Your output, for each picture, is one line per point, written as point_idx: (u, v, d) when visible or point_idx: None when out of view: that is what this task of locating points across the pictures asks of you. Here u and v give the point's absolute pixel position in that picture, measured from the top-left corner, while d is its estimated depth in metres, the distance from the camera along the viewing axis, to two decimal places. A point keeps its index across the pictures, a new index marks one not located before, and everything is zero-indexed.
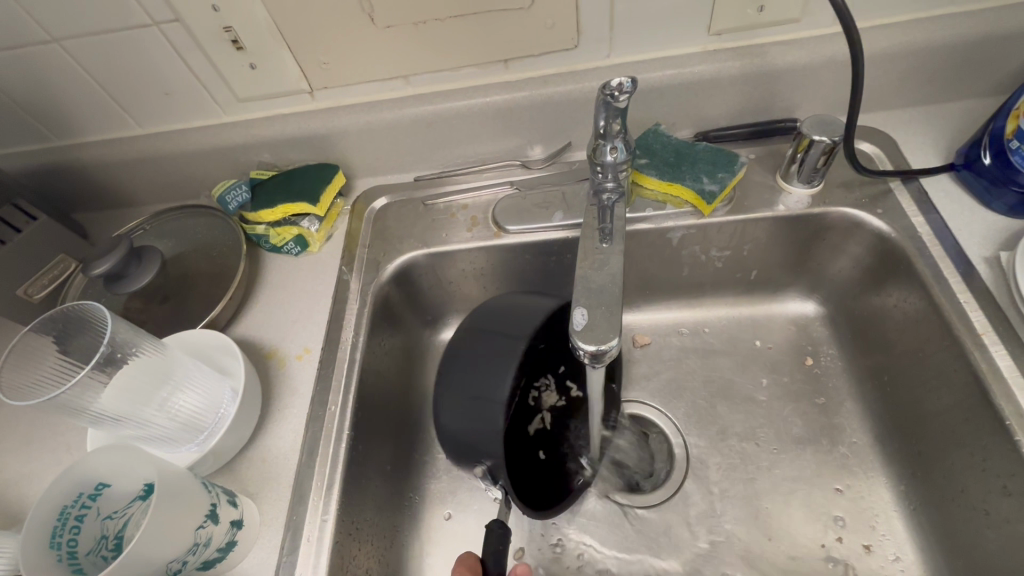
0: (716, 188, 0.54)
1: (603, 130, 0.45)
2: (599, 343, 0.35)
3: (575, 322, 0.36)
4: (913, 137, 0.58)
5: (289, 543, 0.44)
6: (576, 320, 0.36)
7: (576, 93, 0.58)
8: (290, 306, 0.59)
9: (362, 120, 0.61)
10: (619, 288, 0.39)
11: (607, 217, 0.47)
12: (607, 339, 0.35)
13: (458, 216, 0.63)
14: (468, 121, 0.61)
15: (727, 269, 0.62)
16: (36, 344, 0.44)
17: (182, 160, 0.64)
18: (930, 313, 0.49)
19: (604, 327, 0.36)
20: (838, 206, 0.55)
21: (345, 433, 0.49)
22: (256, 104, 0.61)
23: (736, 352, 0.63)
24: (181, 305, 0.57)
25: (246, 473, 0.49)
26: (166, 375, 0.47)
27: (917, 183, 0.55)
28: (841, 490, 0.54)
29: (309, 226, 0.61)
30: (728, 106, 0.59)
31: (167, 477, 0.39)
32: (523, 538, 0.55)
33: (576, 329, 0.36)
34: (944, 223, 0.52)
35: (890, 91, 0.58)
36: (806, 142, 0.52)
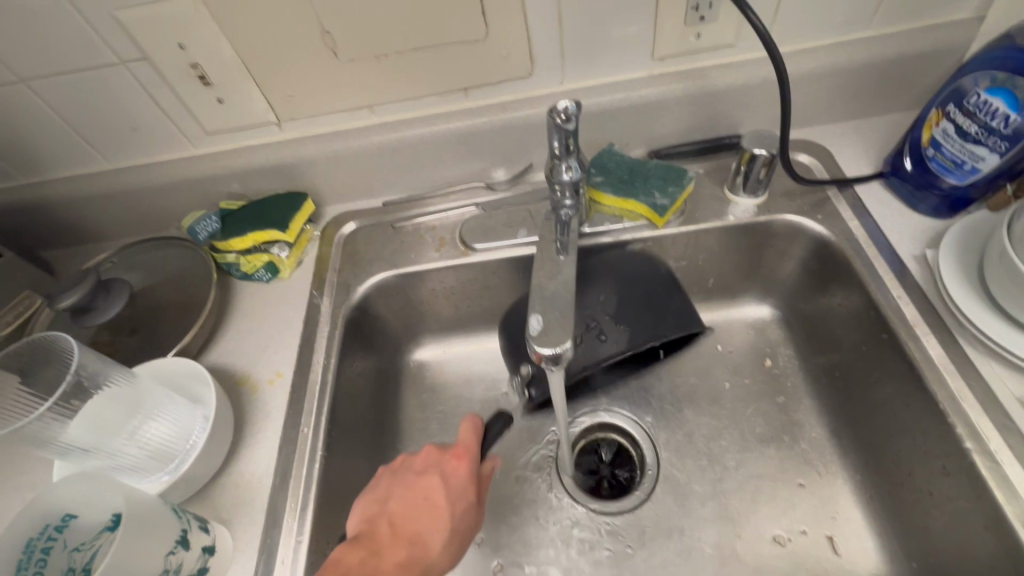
0: (667, 202, 0.58)
1: (558, 150, 0.48)
2: (555, 346, 0.37)
3: (532, 327, 0.38)
4: (845, 149, 0.63)
5: (264, 566, 0.44)
6: (533, 325, 0.39)
7: (534, 116, 0.61)
8: (262, 331, 0.60)
9: (330, 149, 0.63)
10: (572, 296, 0.41)
11: (567, 232, 0.51)
12: (562, 342, 0.37)
13: (426, 237, 0.65)
14: (433, 147, 0.63)
15: (685, 278, 0.65)
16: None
17: (151, 193, 0.65)
18: (870, 308, 0.53)
19: (559, 330, 0.38)
20: (782, 214, 0.59)
21: (318, 453, 0.50)
22: (224, 136, 0.62)
23: (700, 357, 0.66)
24: (150, 336, 0.58)
25: (218, 499, 0.48)
26: (137, 403, 0.47)
27: (851, 190, 0.59)
28: (803, 484, 0.56)
29: (279, 252, 0.63)
30: (676, 125, 0.63)
31: (135, 504, 0.39)
32: (501, 553, 0.56)
33: (533, 333, 0.38)
34: (877, 225, 0.56)
35: (822, 108, 0.62)
36: (747, 156, 0.56)
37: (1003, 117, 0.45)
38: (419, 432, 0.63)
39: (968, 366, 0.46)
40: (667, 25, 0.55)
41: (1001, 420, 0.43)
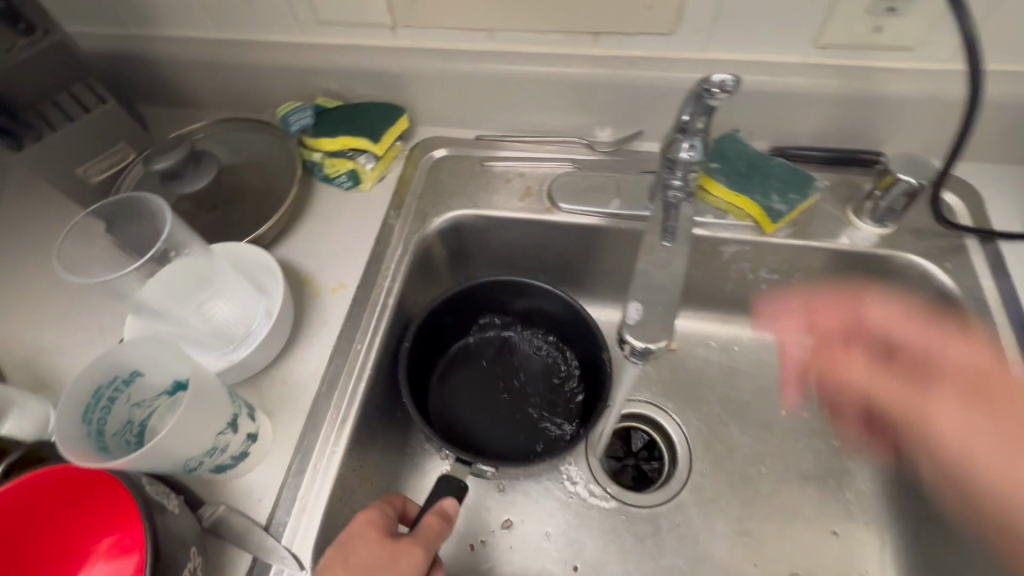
0: (783, 209, 0.53)
1: (685, 125, 0.43)
2: (649, 341, 0.39)
3: (630, 316, 0.41)
4: (1001, 196, 0.55)
5: (298, 465, 0.46)
6: (631, 315, 0.41)
7: (661, 81, 0.56)
8: (332, 238, 0.59)
9: (438, 67, 0.59)
10: (677, 290, 0.42)
11: (671, 216, 0.47)
12: (657, 339, 0.39)
13: (513, 184, 0.62)
14: (543, 89, 0.59)
15: (771, 293, 0.61)
16: (90, 227, 0.45)
17: (251, 71, 0.64)
18: None
19: (656, 325, 0.40)
20: (906, 252, 0.53)
21: (366, 372, 0.50)
22: (336, 29, 0.59)
23: (761, 377, 0.63)
24: (227, 216, 0.59)
25: (265, 391, 0.50)
26: (207, 280, 0.48)
27: (994, 245, 0.52)
28: (837, 533, 0.54)
29: (365, 162, 0.61)
30: (814, 125, 0.56)
31: (198, 380, 0.40)
32: (514, 510, 0.57)
33: (630, 322, 0.41)
34: (1013, 292, 0.50)
35: (991, 144, 0.54)
36: (889, 179, 0.50)
37: None
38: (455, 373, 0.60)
39: None
40: (847, 9, 0.48)
41: None
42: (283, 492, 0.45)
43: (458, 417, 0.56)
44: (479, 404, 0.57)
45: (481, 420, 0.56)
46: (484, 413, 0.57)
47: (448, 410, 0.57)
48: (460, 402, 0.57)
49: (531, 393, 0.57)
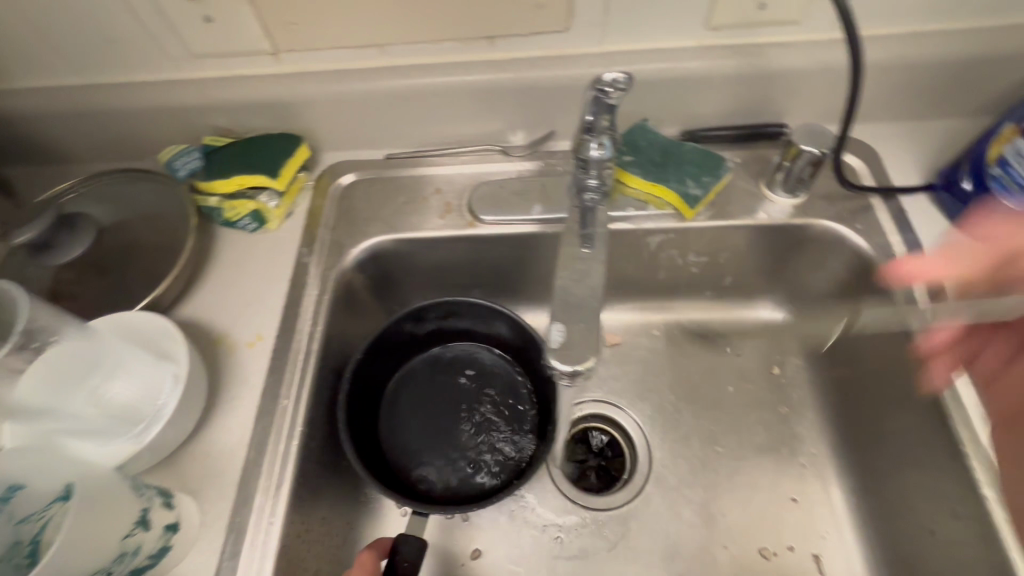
0: (699, 193, 0.53)
1: (590, 124, 0.44)
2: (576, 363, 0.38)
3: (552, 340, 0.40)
4: (897, 152, 0.57)
5: (231, 546, 0.42)
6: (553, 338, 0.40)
7: (562, 79, 0.55)
8: (243, 287, 0.55)
9: (330, 90, 0.56)
10: (595, 303, 0.42)
11: (589, 222, 0.48)
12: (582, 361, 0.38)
13: (431, 200, 0.59)
14: (445, 99, 0.57)
15: (702, 275, 0.61)
16: None
17: (125, 118, 0.58)
18: (898, 333, 0.49)
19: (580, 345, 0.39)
20: (819, 219, 0.54)
21: (298, 429, 0.47)
22: (212, 61, 0.55)
23: (705, 357, 0.63)
24: (119, 280, 0.52)
25: (186, 469, 0.45)
26: (97, 363, 0.44)
27: (897, 201, 0.54)
28: (797, 500, 0.55)
29: (267, 200, 0.57)
30: (716, 105, 0.57)
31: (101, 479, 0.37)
32: (480, 539, 0.55)
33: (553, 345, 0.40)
34: (920, 243, 0.52)
35: (884, 103, 0.56)
36: (793, 152, 0.51)
37: None
38: (400, 390, 0.56)
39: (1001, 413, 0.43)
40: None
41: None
42: None
43: (405, 449, 0.53)
44: (426, 425, 0.55)
45: (430, 453, 0.53)
46: (431, 444, 0.54)
47: (392, 444, 0.53)
48: (404, 432, 0.54)
49: (484, 410, 0.55)
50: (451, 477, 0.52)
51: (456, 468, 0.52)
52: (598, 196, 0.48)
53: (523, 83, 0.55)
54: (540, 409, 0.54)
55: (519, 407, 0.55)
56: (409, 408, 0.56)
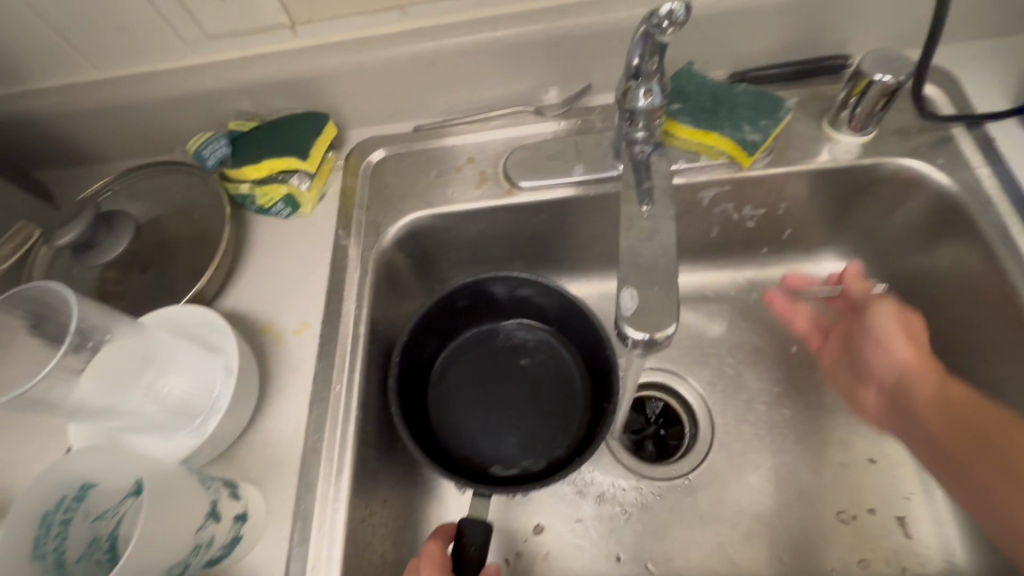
0: (758, 138, 0.49)
1: (637, 69, 0.40)
2: (652, 331, 0.34)
3: (625, 306, 0.35)
4: (978, 75, 0.51)
5: (300, 533, 0.42)
6: (626, 304, 0.35)
7: (598, 25, 0.51)
8: (282, 274, 0.54)
9: (353, 60, 0.53)
10: (671, 264, 0.37)
11: (645, 172, 0.44)
12: (662, 326, 0.34)
13: (465, 170, 0.57)
14: (474, 60, 0.53)
15: (758, 230, 0.57)
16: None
17: (149, 110, 0.57)
18: (991, 276, 0.45)
19: (657, 311, 0.35)
20: (892, 156, 0.49)
21: (353, 414, 0.46)
22: (231, 41, 0.53)
23: (764, 316, 0.59)
24: (161, 276, 0.51)
25: (247, 460, 0.45)
26: (150, 358, 0.43)
27: (981, 129, 0.49)
28: (874, 460, 0.52)
29: (299, 184, 0.55)
30: (769, 40, 0.52)
31: (170, 475, 0.37)
32: (542, 515, 0.54)
33: (626, 312, 0.35)
34: (1012, 174, 0.46)
35: (961, 20, 0.50)
36: (863, 84, 0.46)
37: None
38: (446, 370, 0.55)
39: None
40: None
41: None
42: (291, 566, 0.41)
43: (458, 428, 0.52)
44: (477, 404, 0.53)
45: (484, 431, 0.52)
46: (485, 421, 0.52)
47: (445, 424, 0.52)
48: (456, 411, 0.53)
49: (534, 386, 0.53)
50: (507, 456, 0.51)
51: (511, 447, 0.51)
52: (643, 136, 0.46)
53: (555, 34, 0.51)
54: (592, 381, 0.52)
55: (572, 380, 0.53)
56: (458, 389, 0.54)
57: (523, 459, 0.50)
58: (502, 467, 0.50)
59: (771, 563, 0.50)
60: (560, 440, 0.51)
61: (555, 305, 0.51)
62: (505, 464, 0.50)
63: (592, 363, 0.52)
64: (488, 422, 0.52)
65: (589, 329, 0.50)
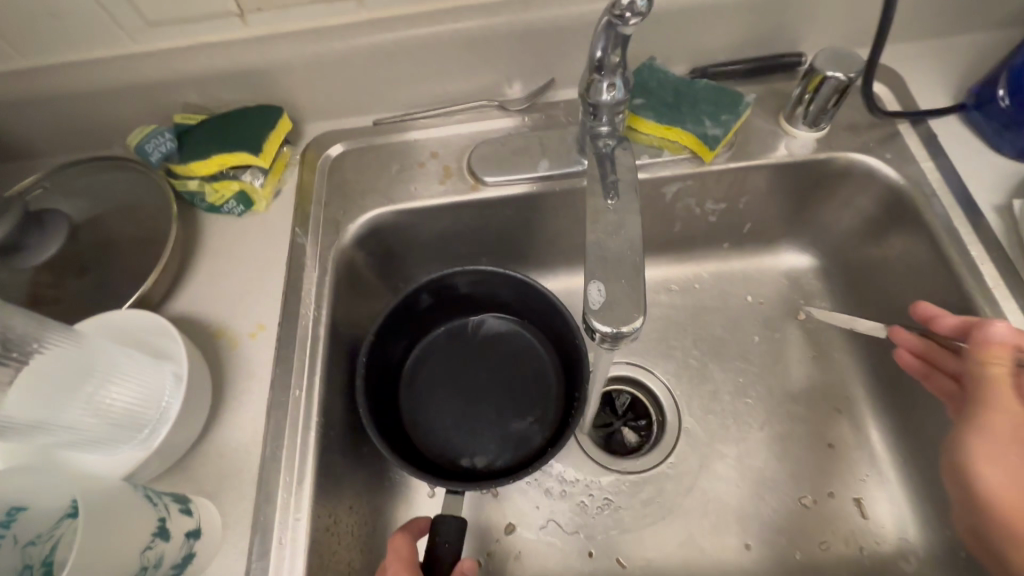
0: (719, 133, 0.49)
1: (599, 62, 0.41)
2: (620, 325, 0.34)
3: (592, 301, 0.35)
4: (921, 73, 0.53)
5: (259, 546, 0.40)
6: (594, 298, 0.35)
7: (560, 19, 0.50)
8: (236, 275, 0.51)
9: (308, 51, 0.51)
10: (638, 257, 0.37)
11: (611, 167, 0.44)
12: (629, 320, 0.34)
13: (428, 166, 0.55)
14: (434, 52, 0.52)
15: (720, 223, 0.58)
16: None
17: (84, 101, 0.53)
18: (936, 265, 0.47)
19: (625, 305, 0.35)
20: (844, 151, 0.51)
21: (314, 419, 0.44)
22: (174, 29, 0.50)
23: (727, 308, 0.60)
24: (101, 279, 0.48)
25: (200, 472, 0.42)
26: (90, 367, 0.39)
27: (924, 125, 0.51)
28: (833, 445, 0.53)
29: (252, 180, 0.52)
30: (726, 36, 0.53)
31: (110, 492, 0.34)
32: (513, 513, 0.53)
33: (594, 308, 0.35)
34: (953, 167, 0.49)
35: (905, 20, 0.52)
36: (816, 80, 0.47)
37: None
38: (416, 369, 0.53)
39: None
40: None
41: None
42: None
43: (430, 427, 0.51)
44: (449, 402, 0.52)
45: (457, 429, 0.51)
46: (457, 418, 0.51)
47: (416, 424, 0.51)
48: (428, 410, 0.52)
49: (505, 381, 0.53)
50: (480, 454, 0.50)
51: (485, 444, 0.50)
52: (607, 127, 0.47)
53: (516, 27, 0.51)
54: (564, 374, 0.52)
55: (544, 374, 0.53)
56: (429, 387, 0.53)
57: (498, 455, 0.50)
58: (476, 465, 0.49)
59: (738, 550, 0.51)
60: (533, 435, 0.50)
61: (526, 298, 0.51)
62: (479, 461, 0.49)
63: (564, 356, 0.51)
64: (462, 420, 0.51)
65: (559, 321, 0.49)
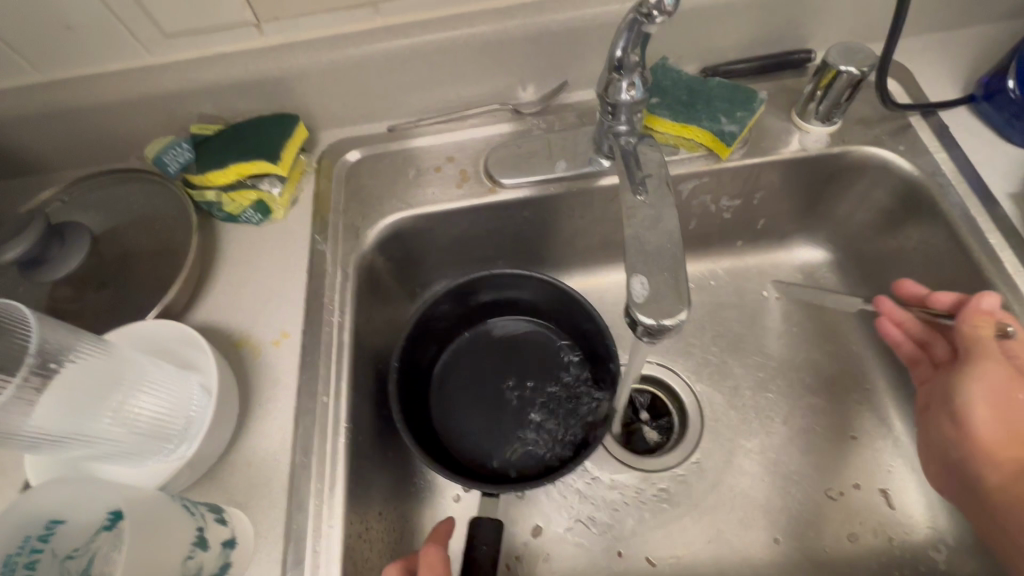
0: (736, 129, 0.50)
1: (619, 62, 0.41)
2: (666, 317, 0.34)
3: (636, 294, 0.35)
4: (929, 67, 0.54)
5: (293, 555, 0.39)
6: (637, 291, 0.35)
7: (573, 21, 0.51)
8: (256, 284, 0.51)
9: (324, 59, 0.51)
10: (677, 248, 0.37)
11: (636, 165, 0.44)
12: (674, 312, 0.34)
13: (444, 170, 0.56)
14: (450, 58, 0.53)
15: (735, 220, 0.58)
16: None
17: (100, 114, 0.53)
18: (955, 255, 0.47)
19: (670, 298, 0.35)
20: (857, 144, 0.52)
21: (343, 425, 0.44)
22: (191, 40, 0.50)
23: (744, 304, 0.60)
24: (121, 291, 0.48)
25: (229, 482, 0.42)
26: (118, 378, 0.39)
27: (934, 117, 0.52)
28: (856, 437, 0.53)
29: (270, 188, 0.52)
30: (737, 35, 0.54)
31: (150, 502, 0.34)
32: (540, 515, 0.53)
33: (637, 300, 0.35)
34: (966, 158, 0.49)
35: (910, 16, 0.53)
36: (831, 75, 0.48)
37: None
38: (443, 374, 0.53)
39: None
40: None
41: None
42: None
43: (460, 432, 0.51)
44: (478, 405, 0.52)
45: (488, 433, 0.51)
46: (487, 422, 0.51)
47: (446, 428, 0.51)
48: (456, 414, 0.52)
49: (531, 382, 0.53)
50: (512, 456, 0.50)
51: (516, 447, 0.50)
52: (626, 126, 0.47)
53: (531, 31, 0.51)
54: (590, 371, 0.52)
55: (571, 374, 0.53)
56: (456, 392, 0.53)
57: (530, 457, 0.49)
58: (510, 469, 0.49)
59: (767, 544, 0.51)
60: (564, 436, 0.50)
61: (550, 299, 0.51)
62: (511, 464, 0.49)
63: (590, 354, 0.51)
64: (492, 423, 0.51)
65: (586, 321, 0.49)
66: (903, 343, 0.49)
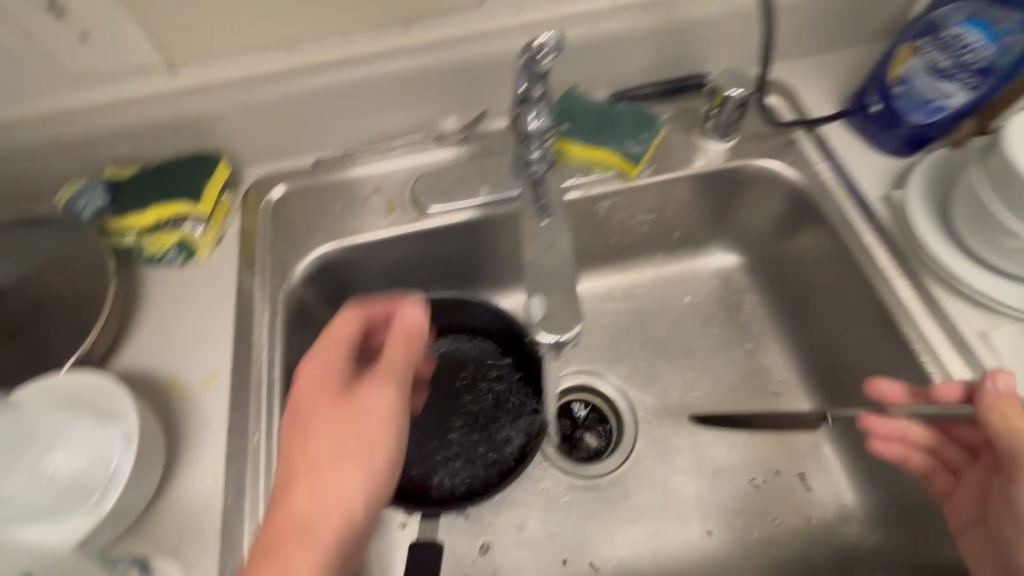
0: (640, 149, 0.54)
1: (523, 96, 0.44)
2: (562, 333, 0.42)
3: (535, 312, 0.43)
4: (811, 86, 0.60)
5: None
6: (535, 311, 0.43)
7: (485, 55, 0.54)
8: (182, 325, 0.50)
9: (242, 98, 0.52)
10: (568, 270, 0.46)
11: (542, 193, 0.50)
12: (568, 328, 0.42)
13: (371, 200, 0.57)
14: (369, 93, 0.54)
15: (653, 232, 0.62)
16: None
17: (7, 162, 0.51)
18: (840, 254, 0.52)
19: (563, 315, 0.43)
20: (751, 158, 0.57)
21: (275, 461, 0.44)
22: (102, 85, 0.50)
23: (669, 310, 0.64)
24: (35, 343, 0.46)
25: (157, 530, 0.41)
26: (33, 436, 0.39)
27: (817, 130, 0.57)
28: (776, 427, 0.57)
29: (192, 229, 0.52)
30: (640, 63, 0.58)
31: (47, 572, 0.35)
32: (486, 532, 0.54)
33: (537, 318, 0.43)
34: (845, 166, 0.55)
35: (790, 41, 0.59)
36: (720, 98, 0.54)
37: (979, 49, 0.47)
38: None
39: (938, 308, 0.46)
40: None
41: (967, 357, 0.44)
42: None
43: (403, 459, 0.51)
44: (421, 429, 0.53)
45: (431, 455, 0.51)
46: (430, 444, 0.52)
47: None
48: None
49: (472, 399, 0.54)
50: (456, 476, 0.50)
51: (460, 465, 0.51)
52: (539, 155, 0.49)
53: (446, 66, 0.54)
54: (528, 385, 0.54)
55: (510, 388, 0.54)
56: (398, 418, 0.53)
57: (474, 473, 0.50)
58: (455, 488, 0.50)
59: (700, 537, 0.53)
60: (506, 449, 0.51)
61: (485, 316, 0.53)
62: (456, 483, 0.50)
63: (526, 367, 0.53)
64: (435, 443, 0.52)
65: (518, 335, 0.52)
66: (917, 440, 0.44)
